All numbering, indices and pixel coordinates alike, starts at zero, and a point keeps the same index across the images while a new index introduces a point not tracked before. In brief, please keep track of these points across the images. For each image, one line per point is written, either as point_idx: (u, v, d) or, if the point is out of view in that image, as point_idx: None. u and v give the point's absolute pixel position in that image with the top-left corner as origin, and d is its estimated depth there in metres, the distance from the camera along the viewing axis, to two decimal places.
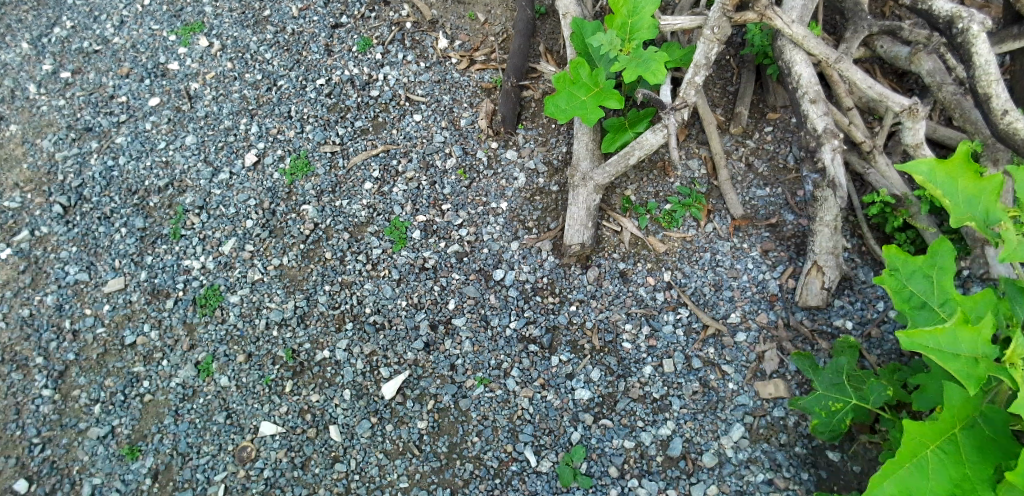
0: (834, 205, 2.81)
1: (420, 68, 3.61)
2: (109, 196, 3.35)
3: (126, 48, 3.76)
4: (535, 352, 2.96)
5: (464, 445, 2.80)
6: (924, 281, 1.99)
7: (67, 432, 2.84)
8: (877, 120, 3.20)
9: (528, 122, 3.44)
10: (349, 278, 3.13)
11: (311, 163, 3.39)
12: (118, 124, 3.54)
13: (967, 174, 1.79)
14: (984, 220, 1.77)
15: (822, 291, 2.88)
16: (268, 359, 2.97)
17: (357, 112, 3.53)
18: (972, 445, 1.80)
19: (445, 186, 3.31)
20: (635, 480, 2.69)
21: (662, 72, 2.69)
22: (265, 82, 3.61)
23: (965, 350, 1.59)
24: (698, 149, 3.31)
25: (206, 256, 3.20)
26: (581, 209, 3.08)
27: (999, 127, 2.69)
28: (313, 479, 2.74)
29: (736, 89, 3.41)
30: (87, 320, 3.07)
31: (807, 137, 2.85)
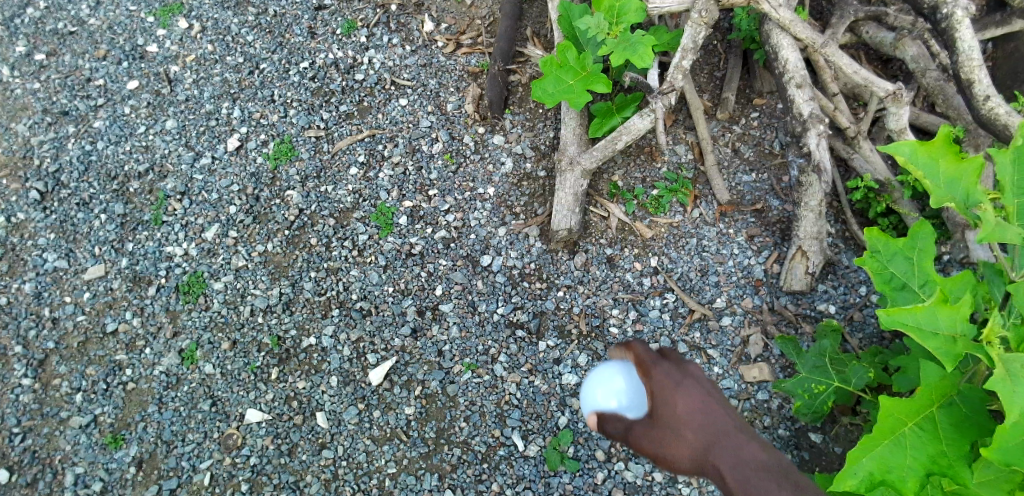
0: (819, 190, 2.82)
1: (405, 51, 3.56)
2: (88, 182, 3.29)
3: (103, 29, 3.66)
4: (523, 337, 2.96)
5: (452, 430, 2.80)
6: (905, 262, 2.00)
7: (48, 422, 2.81)
8: (861, 106, 3.21)
9: (515, 106, 3.41)
10: (335, 264, 3.11)
11: (296, 148, 3.35)
12: (96, 108, 3.47)
13: (949, 155, 1.78)
14: (964, 202, 1.78)
15: (805, 276, 2.92)
16: (254, 346, 2.95)
17: (342, 96, 3.47)
18: (950, 423, 1.82)
19: (432, 172, 3.28)
20: (621, 463, 2.74)
21: (650, 56, 2.68)
22: (247, 64, 3.55)
23: (943, 328, 1.59)
24: (685, 134, 3.30)
25: (189, 242, 3.16)
26: (569, 194, 3.06)
27: (980, 112, 2.71)
28: (301, 466, 2.75)
29: (723, 74, 3.40)
30: (68, 308, 3.02)
31: (793, 122, 2.86)
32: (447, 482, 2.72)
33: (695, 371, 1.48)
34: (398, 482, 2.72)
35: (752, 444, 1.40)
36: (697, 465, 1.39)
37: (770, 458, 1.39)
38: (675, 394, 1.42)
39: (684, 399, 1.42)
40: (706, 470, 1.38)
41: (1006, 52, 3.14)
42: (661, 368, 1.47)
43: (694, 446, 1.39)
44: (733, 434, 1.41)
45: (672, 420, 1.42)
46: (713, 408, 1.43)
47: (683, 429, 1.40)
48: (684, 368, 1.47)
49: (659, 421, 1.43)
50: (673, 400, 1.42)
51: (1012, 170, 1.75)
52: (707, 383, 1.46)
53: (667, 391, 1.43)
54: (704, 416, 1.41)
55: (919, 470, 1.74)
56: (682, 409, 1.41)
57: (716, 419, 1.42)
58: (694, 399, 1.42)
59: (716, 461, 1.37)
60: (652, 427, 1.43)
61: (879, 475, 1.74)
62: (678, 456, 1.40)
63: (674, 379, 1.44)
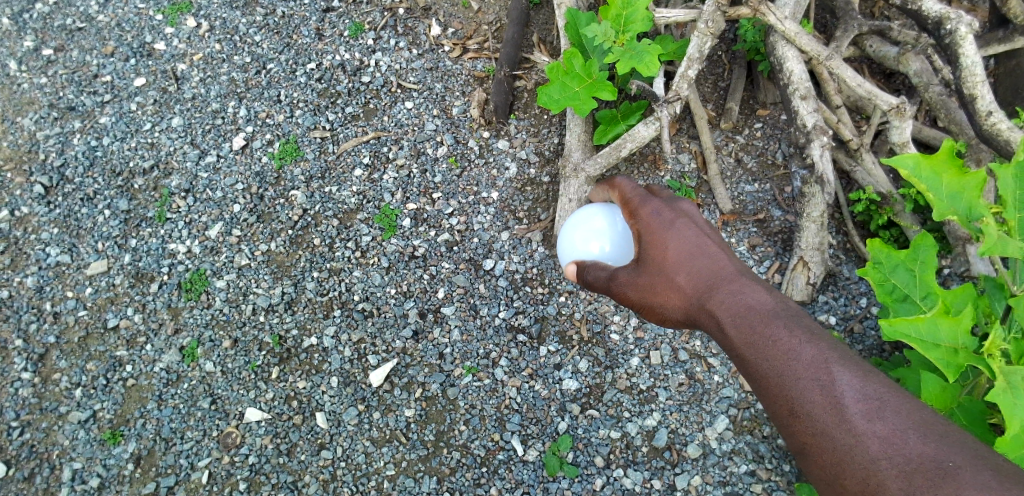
0: (822, 201, 2.83)
1: (412, 55, 3.57)
2: (92, 177, 3.29)
3: (111, 26, 3.67)
4: (524, 342, 2.97)
5: (451, 433, 2.80)
6: (907, 274, 2.01)
7: (46, 416, 2.81)
8: (863, 119, 3.23)
9: (520, 112, 3.42)
10: (338, 265, 3.11)
11: (301, 148, 3.35)
12: (102, 104, 3.47)
13: (951, 169, 1.79)
14: (966, 216, 1.79)
15: (807, 286, 2.92)
16: (255, 345, 2.95)
17: (348, 97, 3.49)
18: None
19: (436, 175, 3.29)
20: (620, 470, 2.74)
21: (655, 65, 2.69)
22: (254, 64, 3.56)
23: (944, 340, 1.59)
24: (689, 144, 3.31)
25: (192, 240, 3.16)
26: (573, 200, 3.07)
27: (982, 128, 2.73)
28: (300, 466, 2.75)
29: (727, 85, 3.41)
30: (69, 302, 3.01)
31: (797, 133, 2.87)
32: (446, 485, 2.72)
33: (691, 218, 1.84)
34: (396, 485, 2.72)
35: (747, 286, 1.67)
36: (687, 299, 1.75)
37: (767, 301, 1.62)
38: (664, 234, 1.81)
39: (673, 237, 1.80)
40: (696, 305, 1.73)
41: (1008, 68, 3.17)
42: (654, 210, 1.86)
43: (681, 282, 1.76)
44: (724, 275, 1.72)
45: (665, 260, 1.80)
46: (702, 249, 1.78)
47: (672, 266, 1.78)
48: (677, 210, 1.85)
49: (654, 258, 1.82)
50: (664, 238, 1.81)
51: (1014, 185, 1.76)
52: (700, 229, 1.82)
53: (658, 231, 1.82)
54: (691, 253, 1.77)
55: None
56: (671, 247, 1.79)
57: (705, 260, 1.76)
58: (682, 239, 1.79)
59: (706, 296, 1.71)
60: (646, 266, 1.83)
61: None
62: (669, 292, 1.79)
63: (665, 220, 1.83)
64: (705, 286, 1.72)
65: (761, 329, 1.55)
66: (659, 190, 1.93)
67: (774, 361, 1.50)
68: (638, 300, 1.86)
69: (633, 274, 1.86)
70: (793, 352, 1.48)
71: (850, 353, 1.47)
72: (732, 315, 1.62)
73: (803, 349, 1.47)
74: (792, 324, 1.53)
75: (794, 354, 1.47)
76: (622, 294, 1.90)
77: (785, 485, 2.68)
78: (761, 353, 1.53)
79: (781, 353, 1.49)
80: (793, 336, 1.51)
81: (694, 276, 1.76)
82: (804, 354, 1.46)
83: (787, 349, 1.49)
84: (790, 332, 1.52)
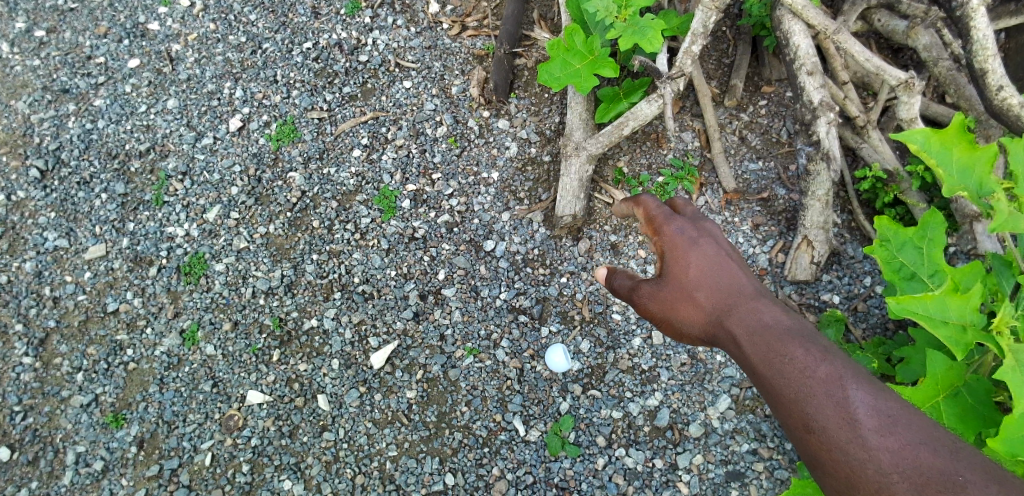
0: (827, 179, 2.79)
1: (410, 33, 3.51)
2: (88, 161, 3.26)
3: (104, 6, 3.61)
4: (525, 322, 2.95)
5: (453, 414, 2.80)
6: (915, 252, 1.98)
7: (49, 400, 2.81)
8: (871, 95, 3.17)
9: (520, 91, 3.37)
10: (337, 247, 3.08)
11: (298, 129, 3.31)
12: (97, 86, 3.43)
13: (962, 144, 1.75)
14: (976, 192, 1.76)
15: (811, 265, 2.90)
16: (255, 328, 2.94)
17: (345, 77, 3.43)
18: (955, 413, 1.87)
19: (436, 155, 3.25)
20: (622, 449, 2.75)
21: (659, 41, 2.63)
22: (249, 44, 3.50)
23: (953, 317, 1.57)
24: (692, 122, 3.25)
25: (190, 223, 3.13)
26: (574, 179, 3.03)
27: (993, 103, 2.68)
28: (302, 448, 2.75)
29: (731, 61, 3.34)
30: (68, 287, 3.00)
31: (803, 110, 2.82)
32: (448, 466, 2.73)
33: (714, 236, 1.71)
34: (399, 465, 2.73)
35: (766, 306, 1.56)
36: (706, 319, 1.64)
37: (786, 320, 1.51)
38: (687, 251, 1.68)
39: (694, 255, 1.68)
40: (715, 323, 1.61)
41: (1019, 43, 3.10)
42: (677, 227, 1.71)
43: (702, 300, 1.65)
44: (745, 295, 1.60)
45: (684, 278, 1.68)
46: (723, 267, 1.66)
47: (692, 282, 1.67)
48: (700, 228, 1.71)
49: (674, 276, 1.70)
50: (684, 256, 1.68)
51: None
52: (723, 247, 1.69)
53: (679, 248, 1.69)
54: (711, 269, 1.66)
55: None
56: (692, 265, 1.67)
57: (726, 276, 1.65)
58: (704, 257, 1.67)
59: (724, 315, 1.59)
60: (667, 282, 1.71)
61: None
62: (689, 309, 1.67)
63: (688, 238, 1.70)
64: (725, 304, 1.61)
65: (779, 346, 1.43)
66: (682, 205, 1.78)
67: (788, 375, 1.38)
68: (659, 315, 1.75)
69: (654, 287, 1.75)
70: (809, 369, 1.36)
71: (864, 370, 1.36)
72: (750, 335, 1.50)
73: (819, 365, 1.35)
74: (810, 343, 1.41)
75: (809, 370, 1.35)
76: (643, 306, 1.79)
77: (787, 464, 2.68)
78: (778, 370, 1.40)
79: (797, 370, 1.37)
80: (810, 354, 1.38)
81: (714, 293, 1.64)
82: (820, 371, 1.34)
83: (804, 366, 1.37)
84: (808, 350, 1.39)
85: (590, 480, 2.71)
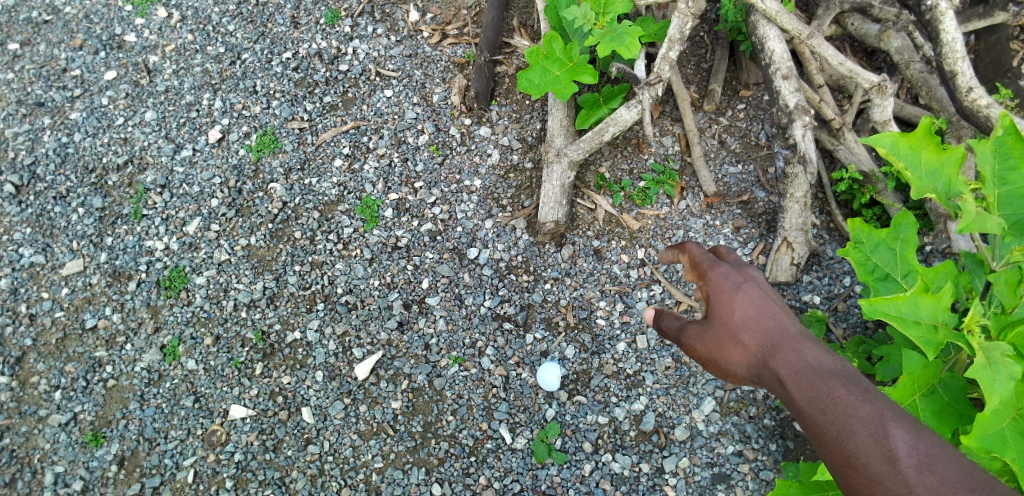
0: (805, 181, 2.83)
1: (390, 42, 3.51)
2: (65, 175, 3.21)
3: (79, 19, 3.57)
4: (510, 329, 2.95)
5: (439, 424, 2.79)
6: (888, 253, 2.01)
7: (26, 420, 2.77)
8: (846, 97, 3.22)
9: (502, 98, 3.37)
10: (320, 258, 3.07)
11: (279, 140, 3.29)
12: (72, 99, 3.39)
13: (930, 146, 1.78)
14: (945, 193, 1.78)
15: (791, 266, 2.92)
16: (237, 341, 2.91)
17: (326, 86, 3.42)
18: (931, 410, 1.91)
19: (418, 164, 3.24)
20: (608, 454, 2.75)
21: (636, 47, 2.65)
22: (228, 55, 3.47)
23: (925, 317, 1.59)
24: (672, 126, 3.28)
25: (169, 236, 3.10)
26: (555, 186, 3.04)
27: (963, 104, 2.72)
28: (286, 462, 2.73)
29: (710, 66, 3.37)
30: (45, 304, 2.96)
31: (779, 113, 2.86)
32: (435, 476, 2.71)
33: (760, 281, 1.63)
34: (385, 477, 2.71)
35: (814, 348, 1.44)
36: (752, 362, 1.53)
37: (835, 360, 1.39)
38: (731, 294, 1.61)
39: (739, 300, 1.60)
40: (760, 364, 1.51)
41: (988, 44, 3.15)
42: (722, 272, 1.66)
43: (747, 342, 1.55)
44: (792, 337, 1.49)
45: (729, 320, 1.60)
46: (770, 311, 1.56)
47: (736, 323, 1.58)
48: (745, 274, 1.64)
49: (719, 318, 1.62)
50: (729, 299, 1.61)
51: (991, 160, 1.76)
52: (772, 293, 1.60)
53: (723, 293, 1.62)
54: (758, 312, 1.57)
55: None
56: (736, 309, 1.59)
57: (773, 320, 1.54)
58: (750, 301, 1.58)
59: (768, 355, 1.49)
60: (712, 323, 1.63)
61: None
62: (734, 351, 1.58)
63: (732, 283, 1.63)
64: (769, 344, 1.50)
65: (821, 383, 1.33)
66: (727, 251, 1.72)
67: (829, 413, 1.28)
68: (705, 357, 1.67)
69: (699, 328, 1.68)
70: (848, 406, 1.26)
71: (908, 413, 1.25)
72: (793, 374, 1.40)
73: (860, 404, 1.25)
74: (853, 382, 1.31)
75: (850, 408, 1.26)
76: (690, 347, 1.71)
77: (772, 464, 2.70)
78: (816, 406, 1.31)
79: (837, 408, 1.27)
80: (851, 393, 1.29)
81: (760, 335, 1.53)
82: (861, 410, 1.25)
83: (844, 404, 1.27)
84: (849, 388, 1.30)
85: (577, 487, 2.70)
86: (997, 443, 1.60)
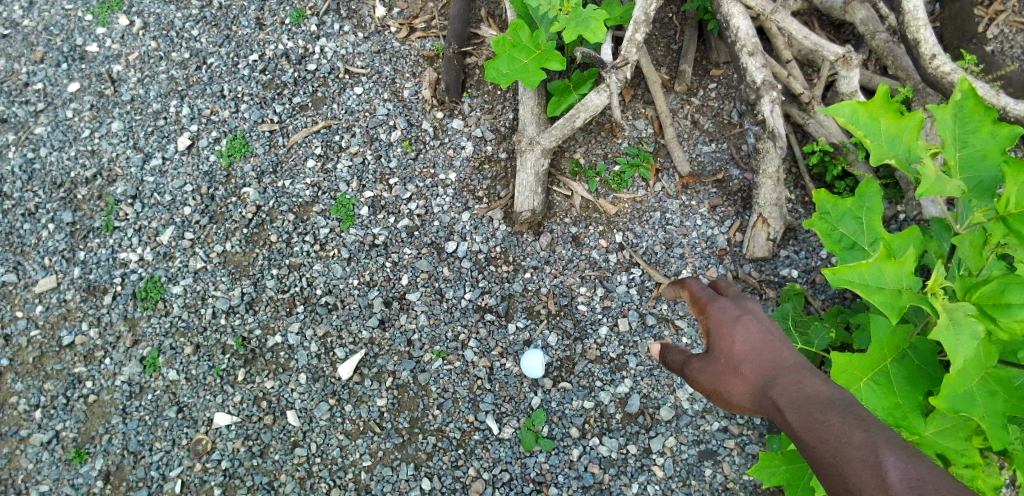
0: (776, 156, 2.85)
1: (358, 38, 3.46)
2: (32, 191, 3.17)
3: (38, 31, 3.48)
4: (492, 320, 2.95)
5: (425, 419, 2.80)
6: (854, 222, 2.05)
7: (7, 440, 2.76)
8: (815, 72, 3.22)
9: (473, 89, 3.35)
10: (297, 260, 3.05)
11: (249, 143, 3.26)
12: (36, 113, 3.33)
13: (888, 114, 1.82)
14: (905, 159, 1.82)
15: (768, 242, 2.94)
16: (218, 349, 2.90)
17: (294, 87, 3.38)
18: (903, 375, 1.95)
19: (392, 160, 3.22)
20: (596, 439, 2.78)
21: (602, 31, 2.63)
22: (194, 60, 3.41)
23: (889, 283, 1.62)
24: (645, 109, 3.26)
25: (143, 247, 3.07)
26: (530, 174, 3.04)
27: (927, 71, 2.76)
28: (274, 466, 2.74)
29: (679, 47, 3.35)
30: (19, 323, 2.93)
31: (747, 90, 2.87)
32: (424, 471, 2.74)
33: (760, 314, 1.60)
34: (374, 475, 2.73)
35: (812, 379, 1.42)
36: (754, 393, 1.49)
37: (831, 389, 1.38)
38: (731, 327, 1.58)
39: (739, 333, 1.57)
40: (761, 396, 1.47)
41: (952, 11, 3.15)
42: (721, 306, 1.63)
43: (748, 373, 1.51)
44: (791, 368, 1.47)
45: (730, 353, 1.56)
46: (771, 343, 1.53)
47: (737, 355, 1.55)
48: (745, 307, 1.62)
49: (721, 351, 1.59)
50: (729, 332, 1.58)
51: (952, 125, 1.85)
52: (772, 325, 1.57)
53: (723, 327, 1.59)
54: (757, 343, 1.54)
55: None
56: (736, 341, 1.56)
57: (773, 352, 1.51)
58: (750, 334, 1.55)
59: (768, 385, 1.46)
60: (714, 356, 1.59)
61: None
62: (735, 382, 1.54)
63: (731, 316, 1.60)
64: (767, 375, 1.47)
65: (816, 412, 1.31)
66: (727, 284, 1.70)
67: (824, 441, 1.26)
68: (709, 390, 1.61)
69: (701, 362, 1.62)
70: (842, 434, 1.25)
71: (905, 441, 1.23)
72: (791, 403, 1.38)
73: (854, 432, 1.24)
74: (847, 410, 1.30)
75: (844, 436, 1.24)
76: (692, 381, 1.64)
77: (757, 438, 2.73)
78: (811, 435, 1.29)
79: (832, 435, 1.26)
80: (846, 421, 1.27)
81: (761, 367, 1.50)
82: (855, 437, 1.23)
83: (838, 432, 1.25)
84: (842, 415, 1.28)
85: (566, 472, 2.74)
86: (964, 403, 1.77)
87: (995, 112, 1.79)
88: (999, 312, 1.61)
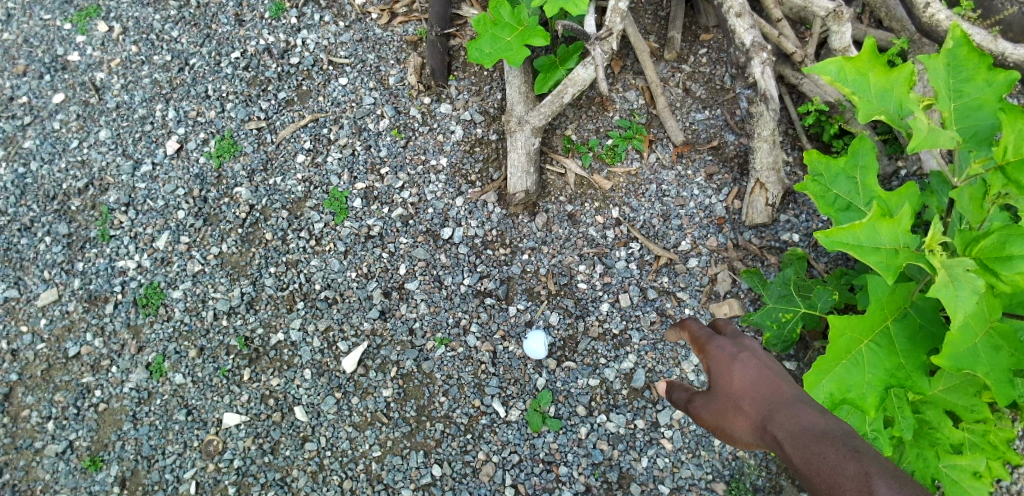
0: (770, 118, 2.78)
1: (339, 28, 3.40)
2: (26, 206, 3.17)
3: (18, 44, 3.43)
4: (492, 305, 2.95)
5: (432, 406, 2.83)
6: (848, 183, 2.05)
7: (23, 454, 2.80)
8: (808, 29, 3.12)
9: (459, 72, 3.29)
10: (294, 257, 3.04)
11: (238, 143, 3.24)
12: (23, 127, 3.31)
13: (876, 68, 1.78)
14: (897, 114, 1.79)
15: (767, 208, 2.89)
16: (222, 350, 2.92)
17: (279, 82, 3.34)
18: (904, 335, 1.94)
19: (381, 149, 3.19)
20: (603, 415, 2.80)
21: (584, 3, 2.56)
22: (176, 62, 3.37)
23: (885, 243, 1.59)
24: (635, 80, 3.19)
25: (140, 254, 3.07)
26: (521, 154, 2.99)
27: (921, 20, 2.73)
28: (285, 462, 2.78)
29: (668, 13, 3.27)
30: (25, 337, 2.96)
31: (737, 52, 2.81)
32: (433, 458, 2.77)
33: (757, 350, 1.67)
34: (385, 464, 2.77)
35: (809, 412, 1.47)
36: (753, 426, 1.53)
37: (826, 422, 1.43)
38: (730, 365, 1.64)
39: (737, 370, 1.63)
40: (761, 429, 1.51)
41: None
42: (718, 344, 1.70)
43: (746, 407, 1.56)
44: (788, 401, 1.52)
45: (729, 390, 1.62)
46: (767, 378, 1.59)
47: (738, 392, 1.60)
48: (742, 344, 1.68)
49: (720, 387, 1.64)
50: (727, 369, 1.64)
51: (945, 76, 1.80)
52: (769, 361, 1.63)
53: (722, 364, 1.65)
54: (755, 380, 1.59)
55: (876, 386, 1.87)
56: (734, 378, 1.62)
57: (770, 386, 1.57)
58: (747, 370, 1.61)
59: (765, 418, 1.51)
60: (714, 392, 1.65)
61: (839, 395, 1.85)
62: (736, 417, 1.58)
63: (728, 354, 1.66)
64: (766, 409, 1.52)
65: (813, 445, 1.36)
66: (725, 322, 1.77)
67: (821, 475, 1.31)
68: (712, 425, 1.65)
69: (704, 397, 1.67)
70: (839, 467, 1.29)
71: (899, 471, 1.27)
72: (788, 435, 1.42)
73: (848, 464, 1.29)
74: (842, 441, 1.36)
75: (840, 469, 1.29)
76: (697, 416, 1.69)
77: None
78: (811, 467, 1.33)
79: (828, 468, 1.30)
80: (841, 452, 1.32)
81: (759, 400, 1.56)
82: (850, 470, 1.27)
83: (835, 464, 1.30)
84: (836, 447, 1.34)
85: (575, 450, 2.76)
86: (967, 360, 1.75)
87: (989, 59, 1.74)
88: (1000, 265, 1.58)
